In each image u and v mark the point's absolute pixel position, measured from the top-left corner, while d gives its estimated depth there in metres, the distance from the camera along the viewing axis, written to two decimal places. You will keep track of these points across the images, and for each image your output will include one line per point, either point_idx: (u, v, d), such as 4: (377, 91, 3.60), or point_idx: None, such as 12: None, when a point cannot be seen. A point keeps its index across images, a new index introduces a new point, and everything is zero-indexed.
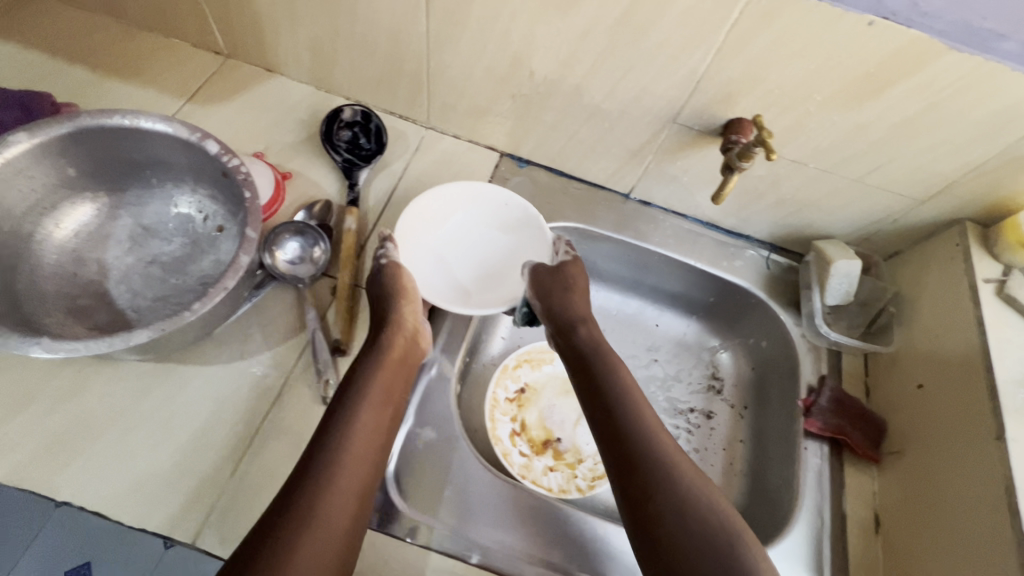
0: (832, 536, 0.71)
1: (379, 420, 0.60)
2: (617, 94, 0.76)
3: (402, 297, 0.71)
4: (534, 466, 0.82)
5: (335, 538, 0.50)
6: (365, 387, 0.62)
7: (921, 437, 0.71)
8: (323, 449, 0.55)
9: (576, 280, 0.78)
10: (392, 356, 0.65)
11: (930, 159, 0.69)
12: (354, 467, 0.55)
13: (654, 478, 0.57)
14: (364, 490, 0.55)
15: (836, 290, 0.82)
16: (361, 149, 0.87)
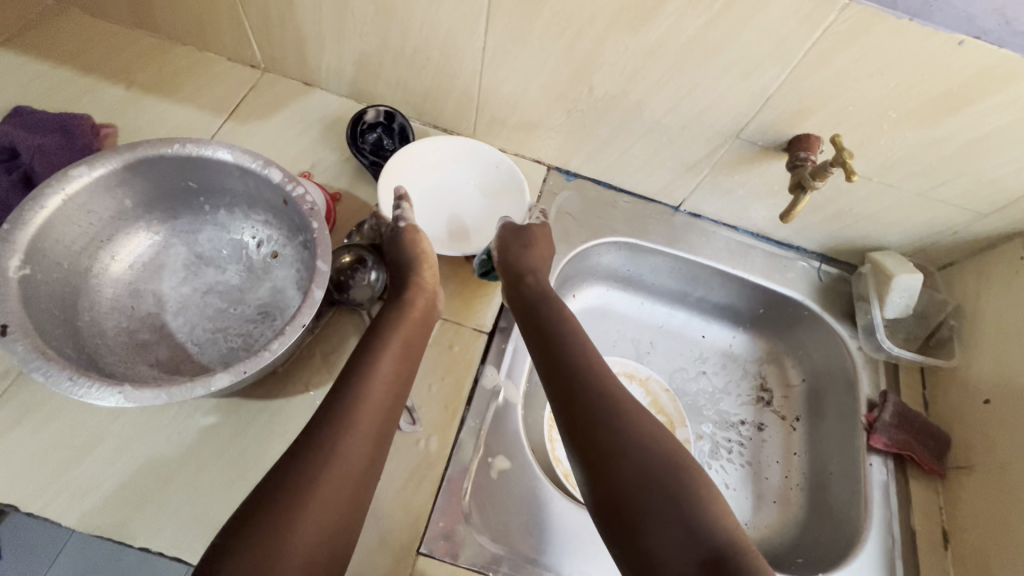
0: (904, 553, 0.71)
1: (397, 374, 0.58)
2: (679, 110, 0.74)
3: (423, 261, 0.69)
4: None
5: (342, 492, 0.49)
6: (385, 340, 0.60)
7: (990, 453, 0.71)
8: (338, 403, 0.53)
9: (538, 238, 0.75)
10: (412, 314, 0.64)
11: (1001, 174, 0.69)
12: (367, 421, 0.53)
13: (601, 425, 0.53)
14: (378, 445, 0.54)
15: (897, 304, 0.82)
16: (387, 150, 0.83)
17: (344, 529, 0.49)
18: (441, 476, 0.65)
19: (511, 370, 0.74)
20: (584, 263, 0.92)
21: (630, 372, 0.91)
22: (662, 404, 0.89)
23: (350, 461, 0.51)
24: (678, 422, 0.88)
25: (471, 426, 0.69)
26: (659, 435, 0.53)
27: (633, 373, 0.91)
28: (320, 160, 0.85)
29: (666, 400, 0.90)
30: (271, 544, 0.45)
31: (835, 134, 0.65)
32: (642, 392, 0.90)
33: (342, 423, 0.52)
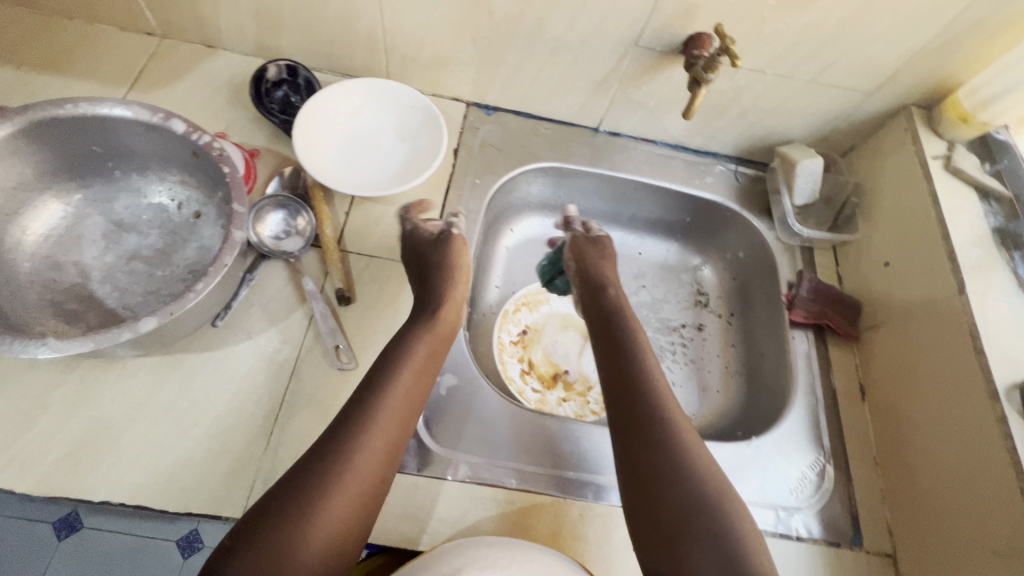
0: (826, 407, 0.78)
1: (417, 384, 0.62)
2: (577, 24, 0.76)
3: (454, 274, 0.72)
4: (548, 399, 0.88)
5: (362, 490, 0.54)
6: (409, 353, 0.64)
7: (892, 308, 0.78)
8: (360, 410, 0.58)
9: (609, 249, 0.83)
10: (436, 328, 0.68)
11: (875, 51, 0.74)
12: (385, 429, 0.57)
13: (650, 428, 0.61)
14: (394, 449, 0.58)
15: (803, 189, 0.87)
16: (296, 107, 0.84)
17: (362, 524, 0.54)
18: None
19: None
20: (515, 193, 0.94)
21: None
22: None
23: (365, 464, 0.55)
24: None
25: None
26: (699, 457, 0.59)
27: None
28: (234, 119, 0.83)
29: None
30: (289, 533, 0.49)
31: (718, 25, 0.68)
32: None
33: (362, 429, 0.56)
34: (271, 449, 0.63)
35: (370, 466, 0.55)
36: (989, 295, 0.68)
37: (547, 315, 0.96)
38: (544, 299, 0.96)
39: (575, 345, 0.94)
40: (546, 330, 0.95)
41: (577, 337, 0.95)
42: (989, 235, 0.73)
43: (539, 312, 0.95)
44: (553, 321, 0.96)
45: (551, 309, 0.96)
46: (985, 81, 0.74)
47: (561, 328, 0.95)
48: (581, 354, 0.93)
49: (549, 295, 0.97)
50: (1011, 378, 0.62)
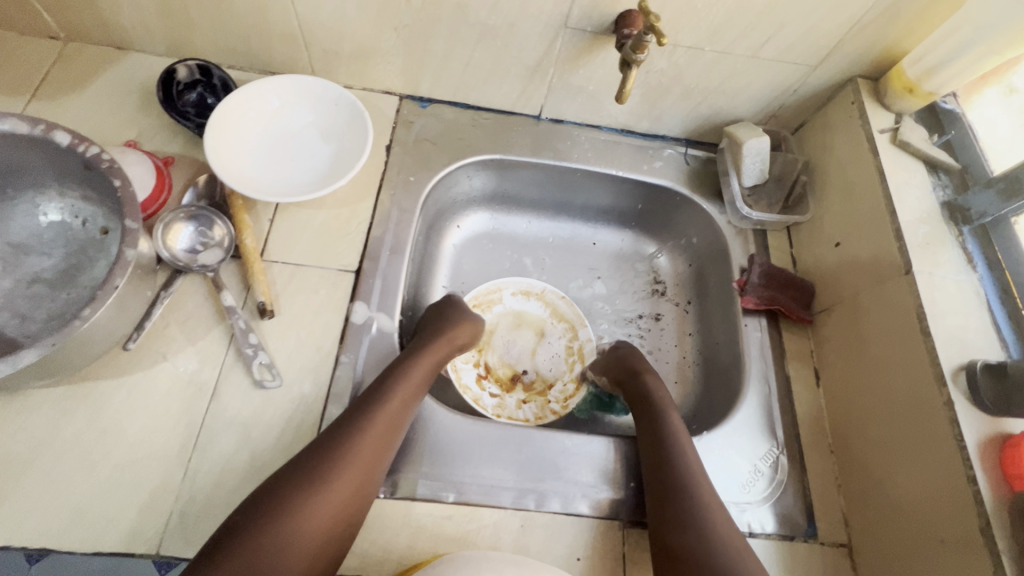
0: (780, 396, 0.75)
1: (410, 398, 0.64)
2: (500, 7, 0.72)
3: (459, 325, 0.76)
4: (507, 403, 0.86)
5: (350, 496, 0.56)
6: (397, 384, 0.64)
7: (843, 290, 0.75)
8: (355, 417, 0.60)
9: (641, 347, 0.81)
10: (434, 353, 0.70)
11: (815, 22, 0.70)
12: (377, 436, 0.59)
13: (682, 489, 0.62)
14: (384, 454, 0.60)
15: (752, 170, 0.84)
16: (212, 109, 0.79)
17: (349, 526, 0.56)
18: (320, 416, 0.65)
19: (382, 301, 0.72)
20: (456, 189, 0.90)
21: (526, 289, 0.93)
22: (562, 312, 0.93)
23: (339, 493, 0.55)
24: (579, 325, 0.92)
25: (346, 362, 0.68)
26: (731, 528, 0.59)
27: (529, 290, 0.93)
28: (147, 126, 0.78)
29: (564, 307, 0.93)
30: (272, 533, 0.51)
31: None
32: (541, 306, 0.93)
33: (352, 436, 0.58)
34: (189, 478, 0.59)
35: (352, 481, 0.56)
36: (937, 273, 0.65)
37: (499, 316, 0.92)
38: (496, 299, 0.92)
39: (530, 344, 0.91)
40: (499, 331, 0.91)
41: (532, 335, 0.92)
42: (938, 210, 0.70)
43: (490, 313, 0.91)
44: (506, 321, 0.92)
45: (505, 308, 0.92)
46: (927, 48, 0.70)
47: (515, 327, 0.92)
48: (536, 354, 0.91)
49: (501, 293, 0.93)
50: (958, 360, 0.60)
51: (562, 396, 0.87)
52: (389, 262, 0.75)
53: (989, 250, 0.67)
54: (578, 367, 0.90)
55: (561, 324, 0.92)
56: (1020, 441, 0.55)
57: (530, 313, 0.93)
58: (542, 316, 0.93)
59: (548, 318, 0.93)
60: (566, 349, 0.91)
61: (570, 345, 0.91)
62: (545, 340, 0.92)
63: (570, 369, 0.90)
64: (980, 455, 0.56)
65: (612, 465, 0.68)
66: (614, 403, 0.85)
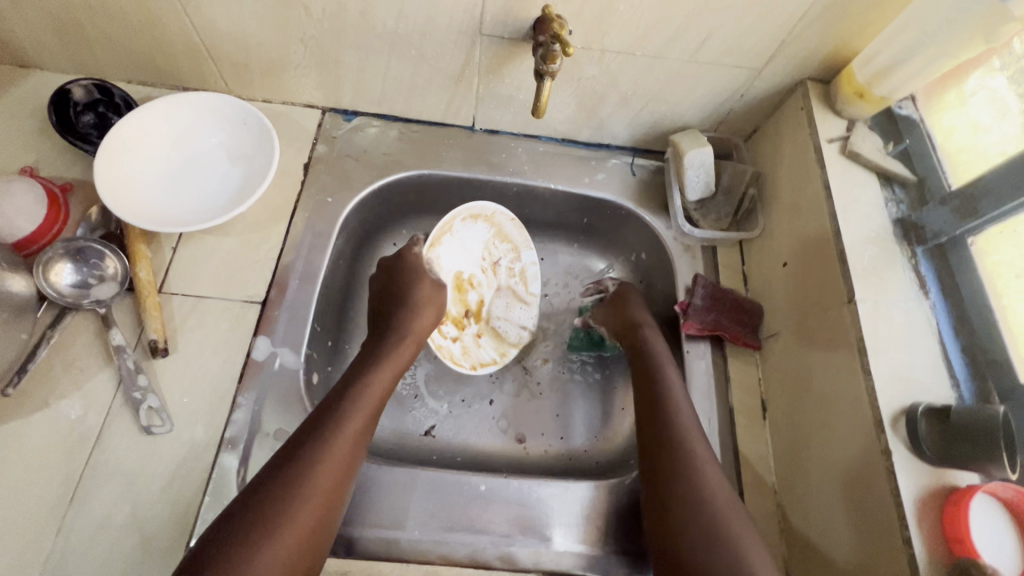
0: (722, 431, 0.69)
1: (383, 393, 0.63)
2: (407, 14, 0.66)
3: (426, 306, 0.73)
4: (466, 344, 0.81)
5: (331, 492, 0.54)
6: (369, 384, 0.63)
7: (790, 314, 0.69)
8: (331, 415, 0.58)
9: (630, 299, 0.79)
10: (405, 348, 0.69)
11: (753, 21, 0.63)
12: (354, 433, 0.58)
13: (680, 462, 0.58)
14: (360, 451, 0.58)
15: (695, 183, 0.78)
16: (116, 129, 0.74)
17: (332, 527, 0.53)
18: (210, 465, 0.60)
19: (287, 335, 0.68)
20: (385, 207, 0.85)
21: (476, 212, 0.79)
22: (506, 234, 0.83)
23: (323, 493, 0.53)
24: (523, 246, 0.84)
25: (243, 404, 0.64)
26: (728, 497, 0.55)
27: (478, 213, 0.79)
28: (45, 150, 0.73)
29: (511, 230, 0.83)
30: (254, 549, 0.47)
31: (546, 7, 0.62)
32: (487, 228, 0.82)
33: (329, 434, 0.56)
34: (62, 535, 0.56)
35: (333, 478, 0.54)
36: (883, 301, 0.59)
37: (450, 247, 0.80)
38: (449, 231, 0.79)
39: (476, 266, 0.84)
40: (448, 268, 0.80)
41: (476, 260, 0.84)
42: (890, 228, 0.63)
43: (440, 247, 0.79)
44: (455, 253, 0.81)
45: (454, 238, 0.80)
46: (877, 49, 0.63)
47: (461, 258, 0.82)
48: (482, 282, 0.84)
49: (456, 223, 0.79)
50: (899, 402, 0.54)
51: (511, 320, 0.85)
52: (297, 291, 0.71)
53: (945, 274, 0.60)
54: (523, 290, 0.85)
55: (504, 245, 0.84)
56: (961, 499, 0.49)
57: (474, 236, 0.82)
58: (487, 240, 0.83)
59: (493, 239, 0.83)
60: (508, 271, 0.85)
61: (512, 267, 0.85)
62: (488, 263, 0.84)
63: (517, 292, 0.85)
64: (917, 513, 0.49)
65: (575, 515, 0.64)
66: (604, 342, 0.84)
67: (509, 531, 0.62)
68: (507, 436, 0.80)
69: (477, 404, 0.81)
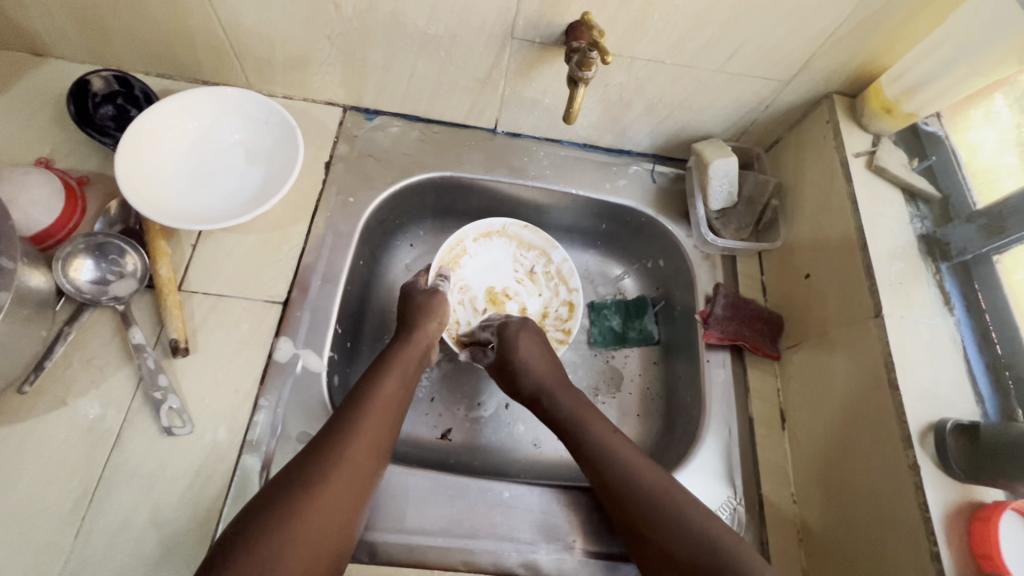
0: (742, 441, 0.69)
1: (396, 392, 0.63)
2: (439, 16, 0.65)
3: (431, 314, 0.71)
4: None
5: (343, 507, 0.53)
6: (381, 382, 0.62)
7: (811, 328, 0.69)
8: (339, 425, 0.57)
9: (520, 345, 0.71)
10: (411, 353, 0.67)
11: (786, 33, 0.63)
12: (370, 432, 0.58)
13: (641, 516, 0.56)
14: (380, 446, 0.58)
15: (718, 192, 0.78)
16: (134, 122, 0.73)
17: (353, 526, 0.54)
18: (232, 465, 0.60)
19: (310, 337, 0.67)
20: (404, 208, 0.84)
21: (487, 230, 0.85)
22: (528, 241, 0.86)
23: (341, 490, 0.53)
24: (550, 248, 0.86)
25: (265, 405, 0.63)
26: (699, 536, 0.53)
27: (490, 230, 0.85)
28: (62, 141, 0.72)
29: (529, 236, 0.86)
30: (274, 544, 0.48)
31: (586, 14, 0.62)
32: (506, 242, 0.87)
33: (349, 430, 0.57)
34: (81, 536, 0.55)
35: (353, 475, 0.54)
36: (909, 316, 0.59)
37: (472, 267, 0.85)
38: (461, 251, 0.84)
39: (510, 278, 0.88)
40: (478, 285, 0.86)
41: (510, 274, 0.88)
42: (915, 244, 0.64)
43: (462, 267, 0.85)
44: (481, 270, 0.86)
45: (474, 258, 0.86)
46: (908, 66, 0.64)
47: (489, 271, 0.87)
48: (517, 292, 0.88)
49: (465, 243, 0.84)
50: (927, 416, 0.55)
51: (560, 321, 0.85)
52: (320, 292, 0.70)
53: (969, 291, 0.61)
54: (563, 289, 0.86)
55: (532, 252, 0.87)
56: (990, 515, 0.50)
57: (499, 253, 0.87)
58: (512, 254, 0.87)
59: (519, 251, 0.87)
60: (546, 276, 0.88)
61: (547, 271, 0.87)
62: (522, 274, 0.88)
63: (558, 293, 0.87)
64: (945, 527, 0.50)
65: (595, 523, 0.64)
66: (627, 335, 0.86)
67: (530, 536, 0.62)
68: (522, 441, 0.79)
69: (492, 409, 0.81)
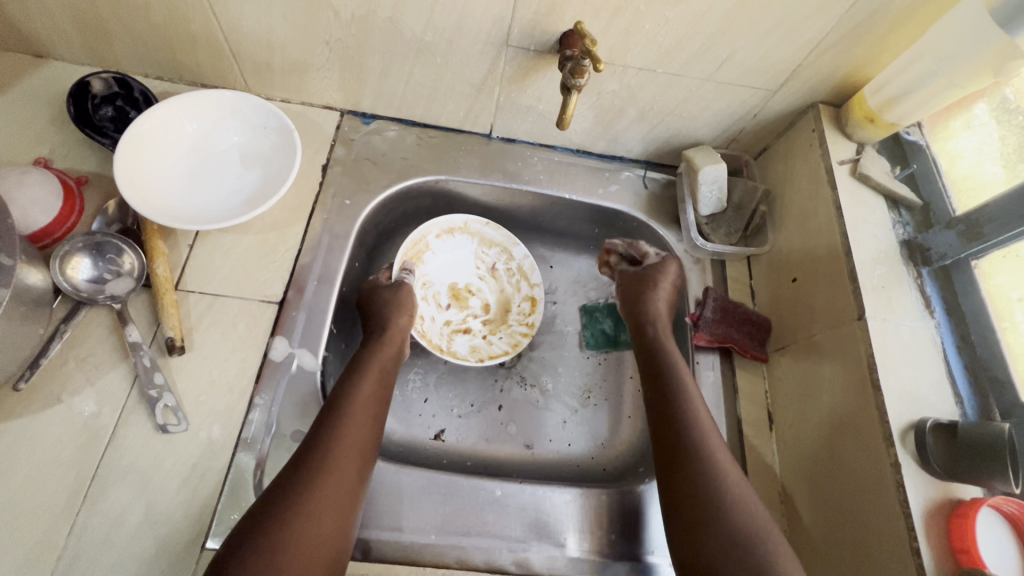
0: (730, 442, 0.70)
1: (374, 395, 0.63)
2: (436, 23, 0.67)
3: (402, 308, 0.72)
4: (480, 344, 0.85)
5: (338, 507, 0.54)
6: (357, 386, 0.63)
7: (799, 330, 0.71)
8: (322, 429, 0.58)
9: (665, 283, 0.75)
10: (387, 351, 0.68)
11: (772, 44, 0.66)
12: (352, 436, 0.58)
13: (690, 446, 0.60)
14: (365, 448, 0.59)
15: (708, 198, 0.80)
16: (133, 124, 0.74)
17: (348, 529, 0.54)
18: (227, 464, 0.60)
19: (305, 337, 0.68)
20: (399, 211, 0.85)
21: (449, 227, 0.86)
22: (490, 238, 0.88)
23: (330, 496, 0.53)
24: (511, 245, 0.87)
25: (260, 404, 0.63)
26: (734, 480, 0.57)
27: (452, 227, 0.86)
28: (60, 142, 0.73)
29: (491, 233, 0.87)
30: (267, 556, 0.48)
31: (579, 22, 0.63)
32: (469, 239, 0.88)
33: (332, 436, 0.57)
34: (74, 533, 0.55)
35: (341, 480, 0.55)
36: (891, 318, 0.61)
37: (434, 264, 0.86)
38: (425, 248, 0.85)
39: (471, 274, 0.89)
40: (440, 281, 0.87)
41: (472, 271, 0.89)
42: (897, 249, 0.66)
43: (425, 264, 0.85)
44: (444, 266, 0.87)
45: (436, 255, 0.86)
46: (890, 77, 0.66)
47: (451, 267, 0.88)
48: (480, 289, 0.89)
49: (428, 239, 0.85)
50: (907, 416, 0.56)
51: (523, 315, 0.87)
52: (316, 292, 0.71)
53: (948, 294, 0.63)
54: (525, 284, 0.88)
55: (494, 249, 0.88)
56: (967, 511, 0.51)
57: (462, 251, 0.88)
58: (475, 252, 0.88)
59: (480, 248, 0.88)
60: (507, 272, 0.89)
61: (508, 267, 0.89)
62: (484, 271, 0.89)
63: (520, 288, 0.88)
64: (926, 524, 0.52)
65: (586, 521, 0.65)
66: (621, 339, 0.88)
67: (522, 534, 0.63)
68: (514, 441, 0.80)
69: (486, 409, 0.82)
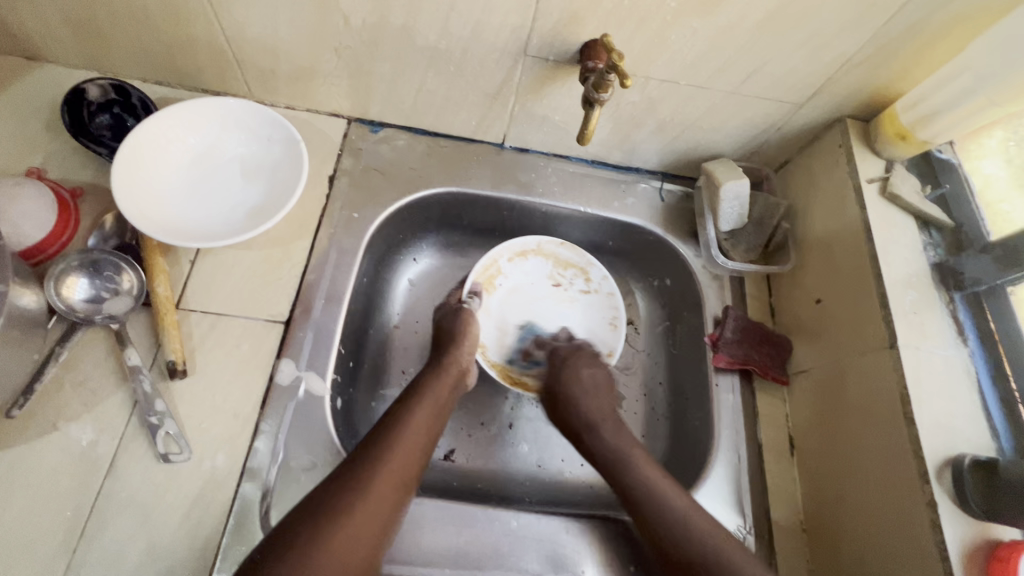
0: (751, 468, 0.68)
1: (430, 422, 0.62)
2: (451, 31, 0.64)
3: (465, 335, 0.71)
4: None
5: (369, 531, 0.51)
6: (414, 408, 0.61)
7: (824, 354, 0.68)
8: (362, 458, 0.55)
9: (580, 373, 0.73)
10: (449, 373, 0.67)
11: (802, 58, 0.63)
12: (400, 459, 0.56)
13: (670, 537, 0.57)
14: (411, 473, 0.57)
15: (729, 214, 0.77)
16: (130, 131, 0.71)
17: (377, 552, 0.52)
18: (232, 495, 0.57)
19: (312, 359, 0.65)
20: (409, 222, 0.82)
21: (523, 249, 0.84)
22: (564, 259, 0.84)
23: (364, 518, 0.52)
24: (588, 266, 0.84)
25: (266, 431, 0.61)
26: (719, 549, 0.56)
27: (525, 248, 0.84)
28: (54, 151, 0.69)
29: (566, 253, 0.84)
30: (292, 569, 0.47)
31: (606, 36, 0.61)
32: (543, 260, 0.85)
33: (379, 457, 0.55)
34: (72, 570, 0.52)
35: (379, 502, 0.53)
36: (924, 347, 0.59)
37: (509, 288, 0.84)
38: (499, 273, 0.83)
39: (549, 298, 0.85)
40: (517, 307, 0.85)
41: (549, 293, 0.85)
42: (928, 273, 0.64)
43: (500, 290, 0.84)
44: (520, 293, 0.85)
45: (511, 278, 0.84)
46: (924, 94, 0.64)
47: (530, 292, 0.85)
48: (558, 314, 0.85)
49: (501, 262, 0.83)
50: (943, 451, 0.54)
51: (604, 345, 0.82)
52: (323, 311, 0.68)
53: (981, 321, 0.61)
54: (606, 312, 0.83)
55: (569, 270, 0.85)
56: (1007, 555, 0.49)
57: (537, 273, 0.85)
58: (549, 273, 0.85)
59: (556, 269, 0.85)
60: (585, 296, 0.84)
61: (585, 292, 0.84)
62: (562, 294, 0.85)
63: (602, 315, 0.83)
64: (963, 566, 0.50)
65: (602, 550, 0.63)
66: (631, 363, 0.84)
67: (538, 567, 0.61)
68: (527, 462, 0.78)
69: (496, 428, 0.79)
